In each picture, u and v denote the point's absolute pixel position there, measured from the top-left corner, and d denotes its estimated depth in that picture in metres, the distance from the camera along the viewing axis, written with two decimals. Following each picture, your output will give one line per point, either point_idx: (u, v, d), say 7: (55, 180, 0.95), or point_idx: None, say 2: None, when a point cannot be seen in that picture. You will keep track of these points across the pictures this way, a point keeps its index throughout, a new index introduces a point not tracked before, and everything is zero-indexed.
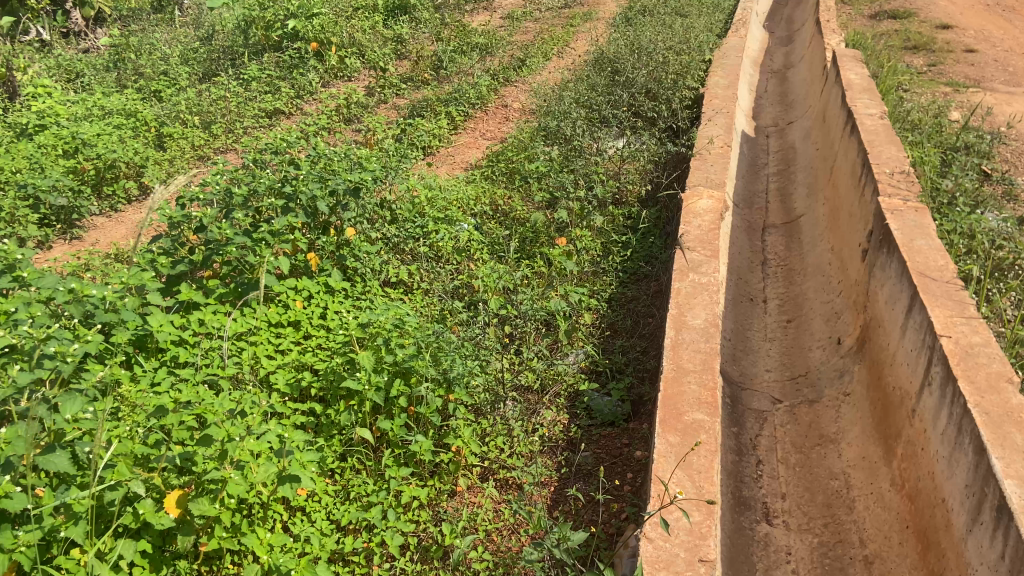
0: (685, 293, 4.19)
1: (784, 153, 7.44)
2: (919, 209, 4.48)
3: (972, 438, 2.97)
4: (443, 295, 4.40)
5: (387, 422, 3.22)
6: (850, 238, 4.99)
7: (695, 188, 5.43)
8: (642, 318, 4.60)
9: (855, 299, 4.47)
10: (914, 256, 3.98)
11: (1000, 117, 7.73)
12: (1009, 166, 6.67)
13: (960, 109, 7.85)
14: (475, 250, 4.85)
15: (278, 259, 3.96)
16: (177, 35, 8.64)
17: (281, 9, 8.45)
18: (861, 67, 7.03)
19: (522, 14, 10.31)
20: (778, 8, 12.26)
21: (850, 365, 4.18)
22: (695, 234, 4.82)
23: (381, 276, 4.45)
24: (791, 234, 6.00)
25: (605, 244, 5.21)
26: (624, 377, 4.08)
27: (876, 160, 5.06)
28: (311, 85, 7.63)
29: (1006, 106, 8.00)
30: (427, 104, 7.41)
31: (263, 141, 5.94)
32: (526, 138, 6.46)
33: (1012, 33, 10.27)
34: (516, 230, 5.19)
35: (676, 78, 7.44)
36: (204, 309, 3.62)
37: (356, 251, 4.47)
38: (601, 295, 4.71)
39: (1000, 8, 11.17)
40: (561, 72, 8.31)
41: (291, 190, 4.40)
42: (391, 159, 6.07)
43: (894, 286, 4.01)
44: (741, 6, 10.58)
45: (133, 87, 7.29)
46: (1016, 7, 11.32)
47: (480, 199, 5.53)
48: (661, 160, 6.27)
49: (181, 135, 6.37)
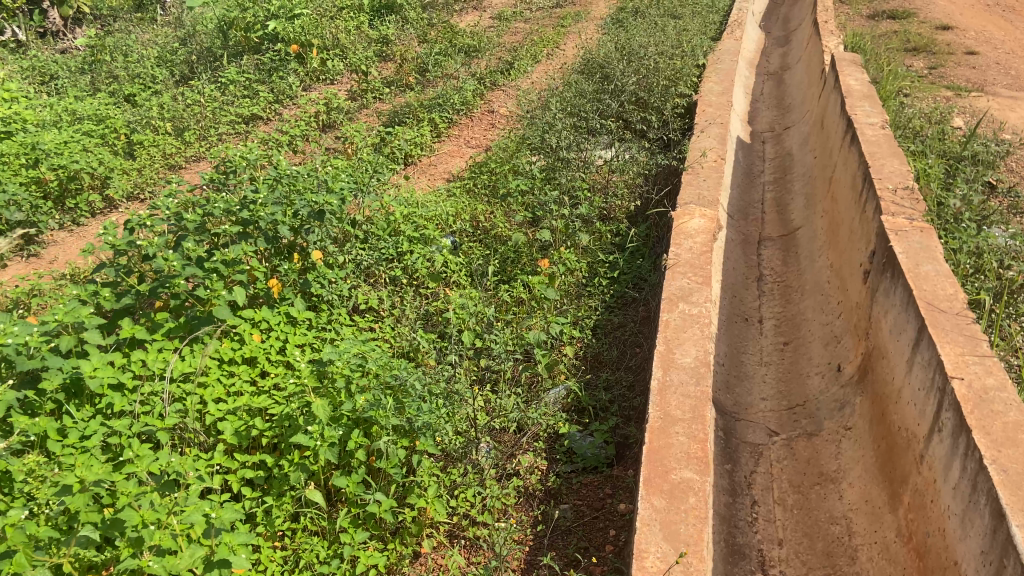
0: (675, 326, 3.67)
1: (780, 160, 6.94)
2: (924, 230, 3.97)
3: (990, 500, 2.57)
4: (415, 322, 3.99)
5: (342, 480, 2.72)
6: (849, 255, 4.51)
7: (687, 206, 4.89)
8: (628, 348, 4.14)
9: (856, 323, 4.02)
10: (921, 284, 3.52)
11: (1004, 124, 7.24)
12: (1017, 177, 6.18)
13: (963, 115, 7.36)
14: (452, 273, 4.39)
15: (232, 290, 3.41)
16: (155, 35, 8.12)
17: (262, 9, 7.91)
18: (862, 72, 6.48)
19: (513, 14, 9.80)
20: (776, 7, 11.72)
21: (852, 397, 3.74)
22: (686, 258, 4.30)
23: (349, 303, 3.94)
24: (789, 247, 5.49)
25: (590, 264, 4.71)
26: (607, 419, 3.64)
27: (877, 173, 4.54)
28: (291, 88, 7.10)
29: (1010, 113, 7.50)
30: (409, 110, 6.84)
31: (234, 152, 5.42)
32: (509, 150, 5.95)
33: (1014, 34, 9.74)
34: (497, 250, 4.68)
35: (667, 85, 6.86)
36: (149, 348, 3.06)
37: (320, 278, 3.90)
38: (585, 323, 4.24)
39: (1001, 8, 10.65)
40: (554, 74, 7.81)
41: (242, 208, 3.79)
42: (365, 172, 5.51)
43: (898, 315, 3.55)
44: (737, 6, 10.01)
45: (106, 91, 6.79)
46: (1016, 7, 10.75)
47: (460, 215, 5.01)
48: (652, 173, 5.75)
49: (153, 142, 5.86)
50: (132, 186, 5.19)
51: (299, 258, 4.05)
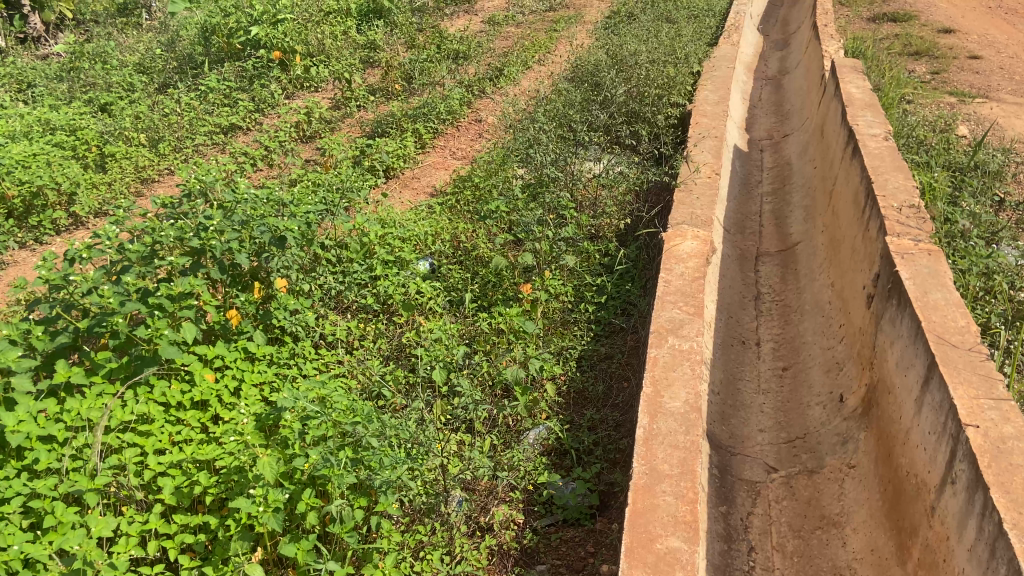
0: (663, 364, 3.15)
1: (779, 169, 6.45)
2: (933, 253, 3.49)
3: (1011, 569, 2.11)
4: (388, 357, 3.57)
5: (288, 547, 2.26)
6: (850, 273, 4.03)
7: (678, 225, 4.38)
8: (615, 382, 3.67)
9: (860, 350, 3.54)
10: (931, 314, 3.05)
11: (1012, 134, 6.75)
12: None
13: (968, 123, 6.86)
14: (427, 299, 3.91)
15: (183, 326, 2.92)
16: (137, 42, 7.66)
17: (245, 14, 7.41)
18: (864, 79, 5.98)
19: (504, 17, 9.27)
20: (772, 9, 11.21)
21: (855, 432, 3.28)
22: (678, 285, 3.78)
23: (316, 335, 3.53)
24: (788, 263, 5.03)
25: (577, 287, 4.22)
26: (592, 463, 3.16)
27: (881, 189, 4.06)
28: (273, 97, 6.64)
29: (1016, 121, 7.00)
30: (392, 120, 6.36)
31: (204, 168, 4.95)
32: (496, 161, 5.51)
33: (1017, 37, 9.25)
34: (478, 273, 4.20)
35: (660, 93, 6.38)
36: (87, 392, 2.60)
37: (282, 308, 3.47)
38: (570, 354, 3.76)
39: (1003, 10, 10.15)
40: (546, 81, 7.34)
41: (194, 235, 3.28)
42: (338, 190, 5.02)
43: (904, 347, 3.09)
44: (734, 9, 9.47)
45: (82, 100, 6.28)
46: (1018, 9, 10.26)
47: (440, 234, 4.50)
48: (642, 189, 5.26)
49: (126, 154, 5.37)
50: (97, 203, 4.78)
51: (259, 292, 3.56)
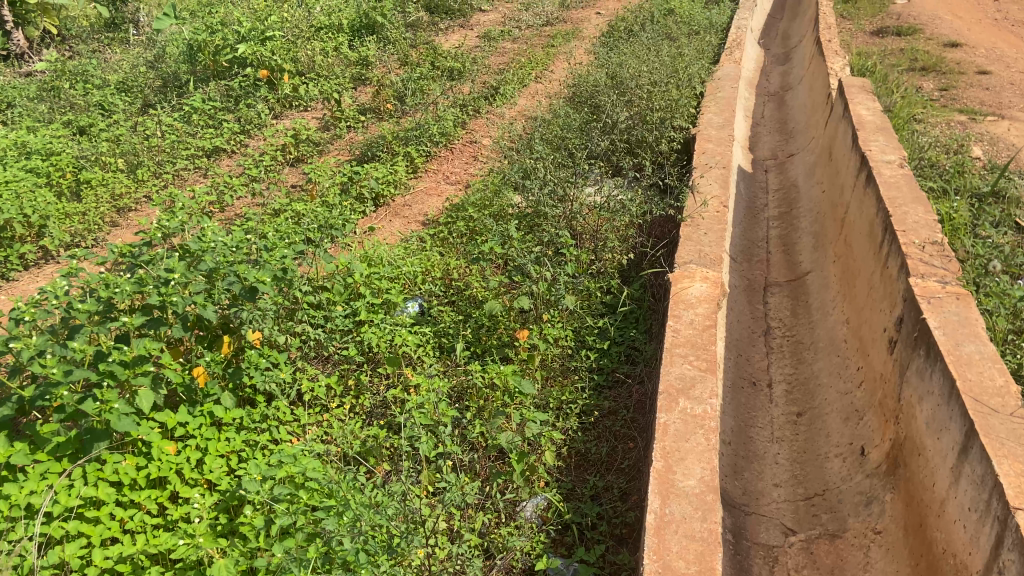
0: (675, 433, 2.91)
1: (785, 192, 6.09)
2: (962, 297, 3.44)
3: None
4: (373, 414, 3.19)
5: None
6: (868, 314, 3.95)
7: (687, 264, 4.12)
8: (620, 443, 3.33)
9: (883, 401, 3.46)
10: (966, 371, 2.98)
11: None
12: None
13: (981, 143, 6.30)
14: (415, 348, 3.47)
15: (141, 394, 2.55)
16: (122, 59, 7.26)
17: (232, 30, 6.99)
18: (874, 99, 5.60)
19: (500, 32, 8.72)
20: (773, 22, 10.72)
21: (880, 492, 3.21)
22: (685, 338, 3.45)
23: (293, 392, 3.15)
24: (796, 294, 4.91)
25: (577, 332, 3.82)
26: (594, 544, 2.81)
27: (901, 223, 3.96)
28: (259, 116, 6.29)
29: None
30: (382, 142, 5.89)
31: (178, 203, 4.53)
32: (490, 189, 5.10)
33: None
34: (470, 316, 3.77)
35: (663, 117, 5.80)
36: (31, 470, 2.34)
37: (252, 364, 3.07)
38: (572, 408, 3.40)
39: (1009, 22, 9.59)
40: (546, 99, 6.84)
41: (154, 287, 2.85)
42: (318, 227, 4.56)
43: (937, 408, 3.00)
44: (735, 23, 8.92)
45: (60, 121, 5.88)
46: None
47: (430, 271, 4.09)
48: (647, 222, 4.77)
49: (102, 180, 5.05)
50: (65, 238, 4.51)
51: (228, 347, 3.14)
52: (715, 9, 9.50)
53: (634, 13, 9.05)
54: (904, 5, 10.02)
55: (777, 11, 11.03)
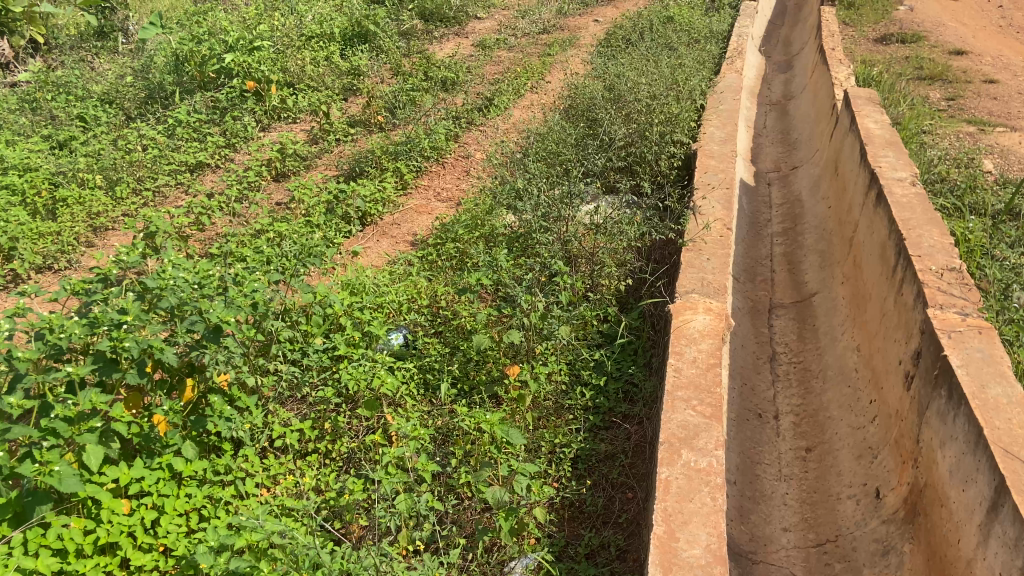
0: (678, 492, 2.70)
1: (790, 207, 5.61)
2: (983, 330, 3.23)
3: None
4: (350, 458, 3.05)
5: None
6: (881, 344, 3.71)
7: (687, 293, 3.80)
8: (619, 493, 3.14)
9: (901, 444, 3.26)
10: (995, 418, 2.79)
11: None
12: None
13: (991, 156, 5.77)
14: (400, 388, 3.31)
15: (88, 453, 2.41)
16: (109, 68, 6.90)
17: (219, 40, 6.60)
18: (884, 113, 5.08)
19: (495, 40, 8.26)
20: (776, 28, 10.29)
21: (898, 541, 3.04)
22: (688, 381, 3.22)
23: (263, 438, 3.00)
24: (803, 314, 4.60)
25: (571, 367, 3.59)
26: None
27: (916, 247, 3.69)
28: (246, 129, 5.93)
29: None
30: (371, 157, 5.44)
31: (154, 226, 4.24)
32: (482, 207, 4.75)
33: None
34: (459, 350, 3.55)
35: (663, 130, 5.34)
36: None
37: (217, 412, 2.91)
38: (564, 454, 3.20)
39: (1015, 29, 9.06)
40: (542, 110, 6.38)
41: (106, 330, 2.66)
42: (297, 250, 4.15)
43: (962, 457, 2.82)
44: (735, 32, 8.43)
45: (39, 134, 5.58)
46: None
47: (418, 299, 3.89)
48: (646, 247, 4.46)
49: (79, 200, 4.83)
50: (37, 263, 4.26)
51: (191, 392, 2.97)
52: (715, 15, 9.02)
53: (632, 20, 8.64)
54: (907, 11, 9.50)
55: (778, 16, 10.55)
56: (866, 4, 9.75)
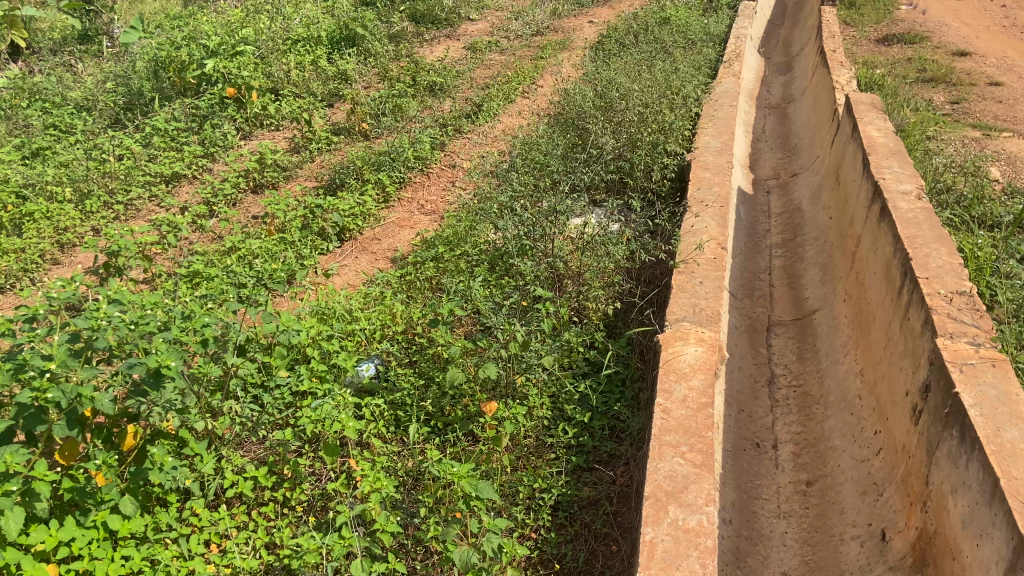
0: (663, 560, 2.21)
1: (789, 216, 5.12)
2: (997, 362, 2.75)
3: None
4: (306, 510, 2.54)
5: None
6: (886, 370, 3.21)
7: (678, 321, 3.28)
8: (602, 547, 2.63)
9: (909, 488, 2.77)
10: (1013, 468, 2.32)
11: None
12: None
13: (998, 164, 5.25)
14: (365, 425, 2.81)
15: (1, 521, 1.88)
16: (91, 72, 6.37)
17: (199, 45, 6.10)
18: (887, 118, 4.59)
19: (487, 43, 7.74)
20: (777, 28, 9.76)
21: None
22: (674, 425, 2.70)
23: (215, 487, 2.49)
24: (803, 330, 4.09)
25: (555, 402, 3.06)
26: None
27: (923, 266, 3.20)
28: (225, 137, 5.41)
29: None
30: (352, 167, 4.93)
31: (115, 241, 3.72)
32: (463, 219, 4.25)
33: None
34: (435, 384, 3.01)
35: (653, 139, 4.82)
36: None
37: (159, 463, 2.35)
38: (545, 501, 2.69)
39: (1019, 29, 8.52)
40: (535, 116, 5.83)
41: (31, 378, 2.12)
42: (259, 277, 3.65)
43: (975, 509, 2.36)
44: (734, 32, 7.88)
45: (8, 144, 5.09)
46: None
47: (390, 325, 3.36)
48: (636, 265, 3.90)
49: (46, 214, 4.38)
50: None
51: (134, 439, 2.37)
52: (715, 16, 8.51)
53: (630, 20, 8.15)
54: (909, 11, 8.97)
55: (777, 17, 10.01)
56: (867, 3, 9.23)
